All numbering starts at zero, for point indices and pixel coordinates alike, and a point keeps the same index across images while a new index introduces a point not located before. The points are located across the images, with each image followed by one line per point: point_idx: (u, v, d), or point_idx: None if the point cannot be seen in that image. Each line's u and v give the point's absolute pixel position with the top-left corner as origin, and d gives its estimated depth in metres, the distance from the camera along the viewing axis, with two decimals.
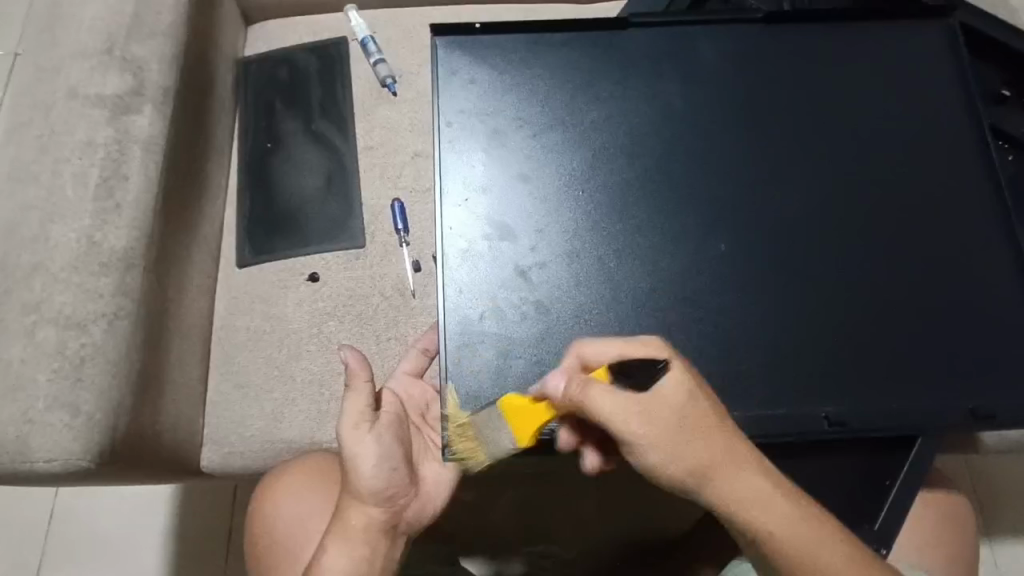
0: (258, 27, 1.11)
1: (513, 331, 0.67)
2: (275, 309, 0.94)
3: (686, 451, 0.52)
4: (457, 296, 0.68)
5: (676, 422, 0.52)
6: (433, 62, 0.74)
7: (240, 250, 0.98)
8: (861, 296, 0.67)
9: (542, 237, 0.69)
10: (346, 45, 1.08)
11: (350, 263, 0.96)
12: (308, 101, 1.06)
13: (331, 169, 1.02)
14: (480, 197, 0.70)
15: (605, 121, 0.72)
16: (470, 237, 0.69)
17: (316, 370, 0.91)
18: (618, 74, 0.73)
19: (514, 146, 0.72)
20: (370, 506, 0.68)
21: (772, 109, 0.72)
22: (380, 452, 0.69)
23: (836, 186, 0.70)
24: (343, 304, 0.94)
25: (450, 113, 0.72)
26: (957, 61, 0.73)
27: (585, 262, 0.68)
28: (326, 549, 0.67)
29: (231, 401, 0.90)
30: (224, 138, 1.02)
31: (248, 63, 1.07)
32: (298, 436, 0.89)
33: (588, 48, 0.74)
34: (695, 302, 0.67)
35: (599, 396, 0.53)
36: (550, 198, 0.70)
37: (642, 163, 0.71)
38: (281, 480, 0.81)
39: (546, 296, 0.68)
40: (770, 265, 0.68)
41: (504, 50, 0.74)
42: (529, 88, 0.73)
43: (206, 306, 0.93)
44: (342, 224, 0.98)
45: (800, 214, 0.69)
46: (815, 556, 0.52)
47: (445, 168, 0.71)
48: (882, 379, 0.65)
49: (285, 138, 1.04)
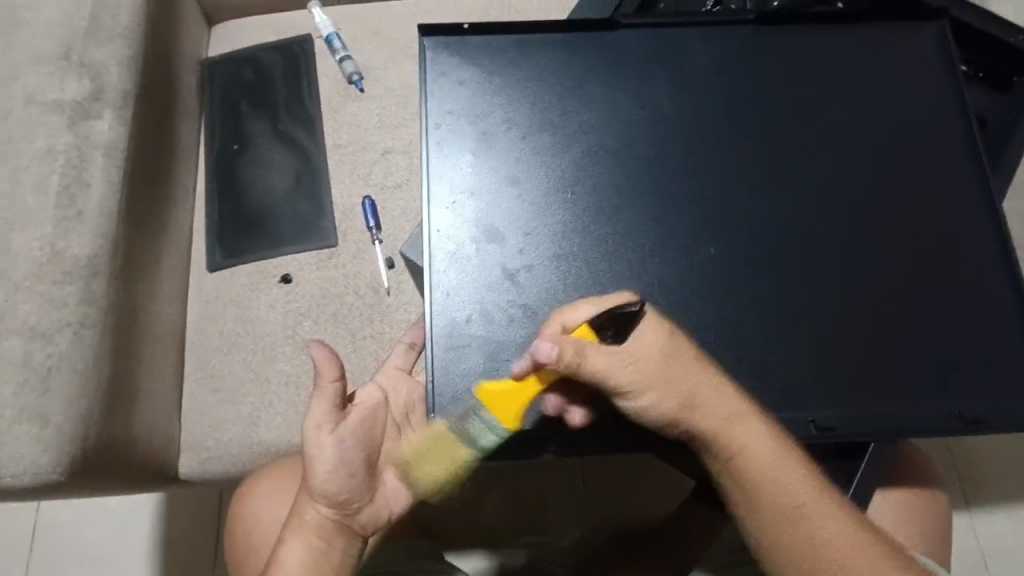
0: (221, 27, 1.10)
1: (501, 334, 0.67)
2: (248, 312, 0.94)
3: (676, 385, 0.57)
4: (444, 299, 0.68)
5: (662, 361, 0.56)
6: (421, 58, 0.73)
7: (211, 254, 0.97)
8: (830, 279, 0.68)
9: (530, 239, 0.69)
10: (310, 42, 1.07)
11: (322, 263, 0.96)
12: (274, 101, 1.05)
13: (300, 169, 1.01)
14: (469, 199, 0.70)
15: (594, 122, 0.72)
16: (458, 239, 0.69)
17: (293, 371, 0.91)
18: (608, 74, 0.73)
19: (502, 148, 0.71)
20: (320, 507, 0.68)
21: (750, 104, 0.72)
22: (338, 458, 0.68)
23: (806, 175, 0.71)
24: (318, 305, 0.94)
25: (437, 115, 0.72)
26: (918, 48, 0.74)
27: (573, 264, 0.68)
28: (283, 547, 0.68)
29: (208, 406, 0.89)
30: (192, 141, 1.01)
31: (213, 65, 1.06)
32: (275, 438, 0.88)
33: (575, 49, 0.74)
34: (682, 304, 0.67)
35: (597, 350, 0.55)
36: (537, 200, 0.70)
37: (631, 165, 0.71)
38: (259, 484, 0.81)
39: (533, 299, 0.68)
40: (753, 263, 0.68)
41: (492, 51, 0.74)
42: (518, 90, 0.73)
43: (178, 312, 0.92)
44: (314, 224, 0.98)
45: (779, 211, 0.70)
46: (778, 478, 0.58)
47: (432, 169, 0.71)
48: (849, 359, 0.66)
49: (253, 138, 1.03)
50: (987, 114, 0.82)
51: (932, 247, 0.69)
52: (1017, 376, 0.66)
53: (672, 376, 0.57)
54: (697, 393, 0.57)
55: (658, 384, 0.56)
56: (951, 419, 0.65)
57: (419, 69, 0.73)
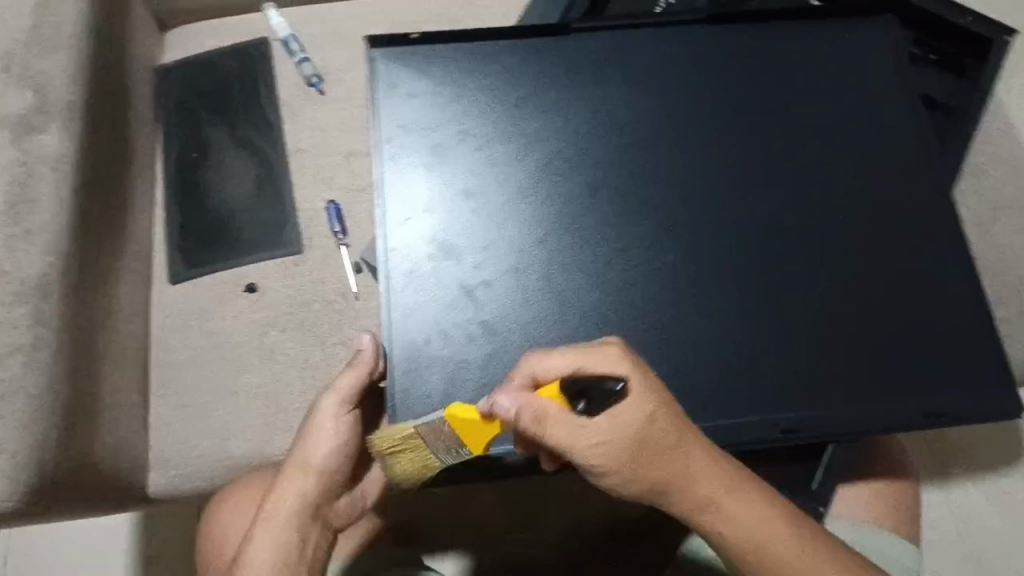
0: (176, 31, 1.07)
1: (461, 353, 0.66)
2: (213, 324, 0.92)
3: (645, 471, 0.55)
4: (402, 319, 0.67)
5: (633, 443, 0.54)
6: (370, 73, 0.73)
7: (172, 266, 0.95)
8: (791, 272, 0.68)
9: (487, 255, 0.69)
10: (266, 45, 1.05)
11: (287, 270, 0.94)
12: (232, 107, 1.02)
13: (261, 175, 0.99)
14: (423, 217, 0.70)
15: (549, 130, 0.71)
16: (414, 257, 0.69)
17: (262, 382, 0.89)
18: (561, 81, 0.72)
19: (456, 162, 0.71)
20: (310, 486, 0.68)
21: (708, 102, 0.72)
22: (341, 438, 0.70)
23: (766, 172, 0.71)
24: (285, 313, 0.92)
25: (389, 130, 0.72)
26: (869, 34, 0.75)
27: (532, 278, 0.68)
28: (256, 532, 0.66)
29: (175, 421, 0.87)
30: (147, 151, 0.98)
31: (168, 72, 1.04)
32: (246, 451, 0.86)
33: (527, 55, 0.73)
34: (642, 311, 0.67)
35: (557, 423, 0.53)
36: (494, 214, 0.70)
37: (587, 173, 0.71)
38: (229, 499, 0.80)
39: (493, 316, 0.67)
40: (714, 264, 0.68)
41: (442, 62, 0.73)
42: (470, 102, 0.72)
43: (140, 327, 0.90)
44: (277, 231, 0.96)
45: (738, 210, 0.70)
46: (769, 553, 0.57)
47: (385, 188, 0.70)
48: (813, 348, 0.66)
49: (211, 145, 1.00)
50: (945, 99, 0.81)
51: (890, 230, 0.70)
52: (977, 356, 0.67)
53: (639, 451, 0.54)
54: (673, 475, 0.56)
55: (625, 468, 0.55)
56: (915, 414, 0.65)
57: (367, 84, 0.72)
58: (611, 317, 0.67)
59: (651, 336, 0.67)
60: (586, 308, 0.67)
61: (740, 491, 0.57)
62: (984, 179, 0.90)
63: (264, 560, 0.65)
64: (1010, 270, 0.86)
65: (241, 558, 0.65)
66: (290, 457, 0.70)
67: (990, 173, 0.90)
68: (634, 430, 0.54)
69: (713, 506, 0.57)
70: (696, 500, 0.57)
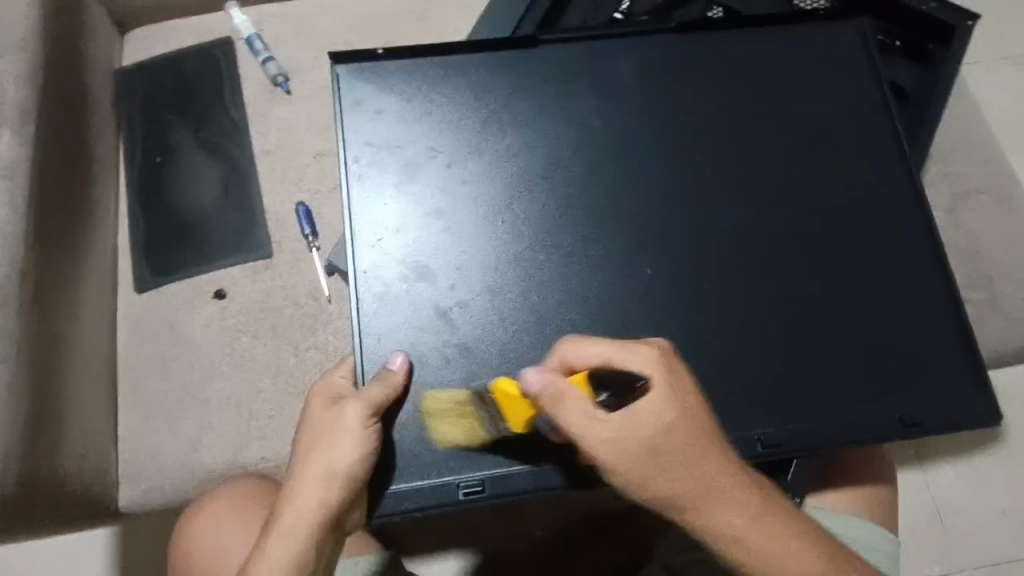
0: (136, 32, 1.04)
1: (436, 376, 0.65)
2: (182, 332, 0.89)
3: (665, 487, 0.52)
4: (376, 342, 0.66)
5: (651, 448, 0.51)
6: (336, 88, 0.72)
7: (138, 274, 0.92)
8: (763, 272, 0.68)
9: (461, 274, 0.68)
10: (231, 45, 1.02)
11: (257, 275, 0.92)
12: (196, 108, 1.00)
13: (228, 178, 0.97)
14: (395, 237, 0.69)
15: (520, 146, 0.71)
16: (386, 280, 0.68)
17: (233, 390, 0.87)
18: (529, 96, 0.72)
19: (427, 180, 0.70)
20: (334, 495, 0.58)
21: (680, 110, 0.72)
22: (363, 450, 0.60)
23: (740, 179, 0.71)
24: (255, 319, 0.90)
25: (357, 148, 0.71)
26: (832, 24, 0.75)
27: (506, 296, 0.67)
28: (271, 537, 0.57)
29: (145, 433, 0.85)
30: (109, 156, 0.96)
31: (130, 74, 1.01)
32: (219, 460, 0.84)
33: (496, 69, 0.73)
34: (618, 326, 0.66)
35: (574, 407, 0.52)
36: (467, 232, 0.69)
37: (560, 188, 0.70)
38: (202, 511, 0.78)
39: (469, 337, 0.66)
40: (690, 277, 0.68)
41: (410, 78, 0.73)
42: (440, 118, 0.72)
43: (106, 336, 0.88)
44: (246, 235, 0.94)
45: (711, 219, 0.69)
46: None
47: (354, 207, 0.69)
48: (787, 346, 0.66)
49: (175, 148, 0.98)
50: (909, 86, 0.81)
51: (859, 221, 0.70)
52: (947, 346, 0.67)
53: (655, 459, 0.51)
54: (693, 498, 0.52)
55: (642, 477, 0.52)
56: (896, 423, 0.65)
57: (334, 100, 0.72)
58: (588, 334, 0.66)
59: None
60: (562, 326, 0.66)
61: (764, 521, 0.53)
62: (951, 165, 0.91)
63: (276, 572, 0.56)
64: (979, 255, 0.87)
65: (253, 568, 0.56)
66: (308, 459, 0.59)
67: (957, 158, 0.91)
68: (649, 437, 0.51)
69: (739, 541, 0.53)
70: (723, 532, 0.52)
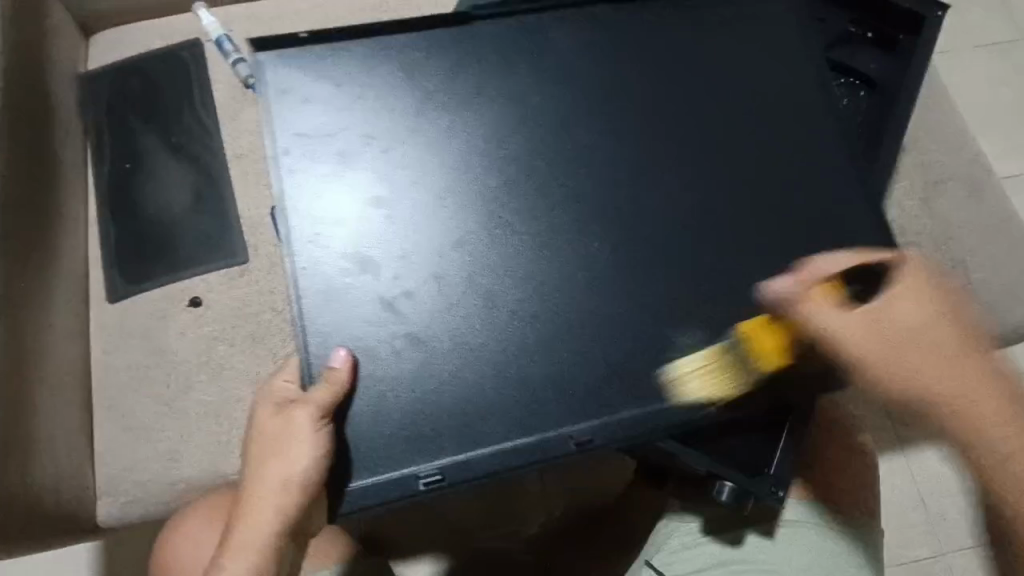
0: (99, 36, 1.01)
1: (388, 376, 0.60)
2: (156, 342, 0.88)
3: (957, 373, 0.59)
4: (320, 344, 0.60)
5: (919, 333, 0.59)
6: (256, 75, 0.66)
7: (109, 283, 0.90)
8: (737, 251, 0.64)
9: (408, 265, 0.63)
10: (200, 45, 1.00)
11: (232, 282, 0.91)
12: (165, 112, 0.98)
13: (199, 183, 0.95)
14: (334, 229, 0.63)
15: (465, 122, 0.66)
16: (327, 277, 0.62)
17: (211, 399, 0.86)
18: (471, 69, 0.67)
19: (365, 166, 0.65)
20: (287, 504, 0.62)
21: (638, 81, 0.68)
22: (314, 456, 0.58)
23: (705, 153, 0.66)
24: (231, 326, 0.89)
25: (284, 137, 0.65)
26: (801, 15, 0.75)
27: (459, 284, 0.62)
28: (226, 550, 0.63)
29: (121, 446, 0.84)
30: (75, 163, 0.94)
31: (95, 78, 0.99)
32: (199, 472, 0.83)
33: (433, 42, 0.68)
34: (581, 311, 0.62)
35: (819, 308, 0.58)
36: (412, 218, 0.64)
37: (510, 167, 0.65)
38: (183, 525, 0.77)
39: (421, 330, 0.61)
40: (656, 253, 0.64)
41: (335, 59, 0.67)
42: (375, 97, 0.66)
43: (77, 348, 0.86)
44: (219, 241, 0.92)
45: (675, 197, 0.65)
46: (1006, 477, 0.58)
47: (287, 201, 0.64)
48: None
49: (143, 154, 0.96)
50: (874, 74, 0.80)
51: None
52: None
53: (915, 341, 0.59)
54: (969, 387, 0.58)
55: (917, 362, 0.59)
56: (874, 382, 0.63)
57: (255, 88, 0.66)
58: (551, 320, 0.62)
59: (594, 339, 0.61)
60: (521, 312, 0.62)
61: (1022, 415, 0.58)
62: (923, 154, 0.92)
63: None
64: (952, 243, 0.88)
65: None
66: (266, 469, 0.63)
67: (930, 147, 0.92)
68: (917, 322, 0.59)
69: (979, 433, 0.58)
70: (965, 417, 0.58)
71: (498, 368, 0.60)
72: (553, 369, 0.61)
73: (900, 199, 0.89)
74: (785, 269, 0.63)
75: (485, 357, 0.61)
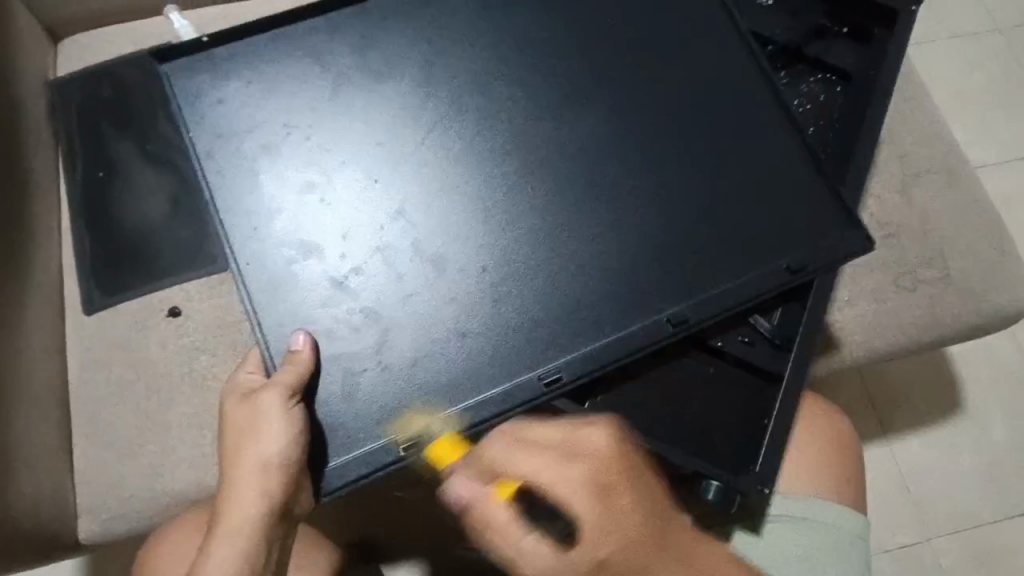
0: (69, 40, 0.99)
1: (345, 345, 0.64)
2: (136, 354, 0.86)
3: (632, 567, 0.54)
4: (277, 330, 0.65)
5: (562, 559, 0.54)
6: (170, 93, 0.70)
7: (85, 294, 0.89)
8: (658, 204, 0.69)
9: (348, 242, 0.67)
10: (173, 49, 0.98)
11: (212, 290, 0.89)
12: (140, 119, 0.95)
13: (176, 190, 0.92)
14: (271, 221, 0.68)
15: (373, 102, 0.71)
16: (278, 265, 0.66)
17: (193, 411, 0.84)
18: (374, 50, 0.72)
19: (289, 155, 0.69)
20: (271, 487, 0.61)
21: (542, 57, 0.73)
22: (287, 435, 0.60)
23: (614, 118, 0.71)
24: (212, 335, 0.88)
25: (208, 143, 0.69)
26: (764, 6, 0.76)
27: (398, 249, 0.67)
28: (214, 538, 0.62)
29: (102, 462, 0.82)
30: (47, 172, 0.92)
31: (64, 84, 0.95)
32: (183, 485, 0.82)
33: (338, 29, 0.73)
34: (511, 258, 0.67)
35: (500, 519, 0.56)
36: (345, 196, 0.68)
37: (426, 138, 0.70)
38: (164, 543, 0.76)
39: (370, 299, 0.66)
40: (578, 199, 0.69)
41: (237, 60, 0.72)
42: (287, 87, 0.71)
43: (55, 362, 0.84)
44: (198, 249, 0.91)
45: (587, 152, 0.70)
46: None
47: (222, 205, 0.68)
48: (701, 271, 0.67)
49: (118, 163, 0.93)
50: (851, 69, 0.80)
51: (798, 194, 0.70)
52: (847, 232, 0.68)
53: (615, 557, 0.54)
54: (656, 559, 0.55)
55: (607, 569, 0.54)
56: (782, 273, 0.67)
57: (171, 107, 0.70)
58: (492, 269, 0.67)
59: (531, 287, 0.66)
60: (462, 267, 0.67)
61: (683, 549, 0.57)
62: (901, 146, 0.92)
63: (225, 567, 0.61)
64: (933, 234, 0.89)
65: (201, 569, 0.61)
66: (242, 457, 0.63)
67: (906, 140, 0.93)
68: (599, 537, 0.54)
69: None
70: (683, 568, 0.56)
71: (448, 320, 0.65)
72: (495, 318, 0.66)
73: (878, 192, 0.90)
74: (705, 211, 0.69)
75: (430, 310, 0.66)
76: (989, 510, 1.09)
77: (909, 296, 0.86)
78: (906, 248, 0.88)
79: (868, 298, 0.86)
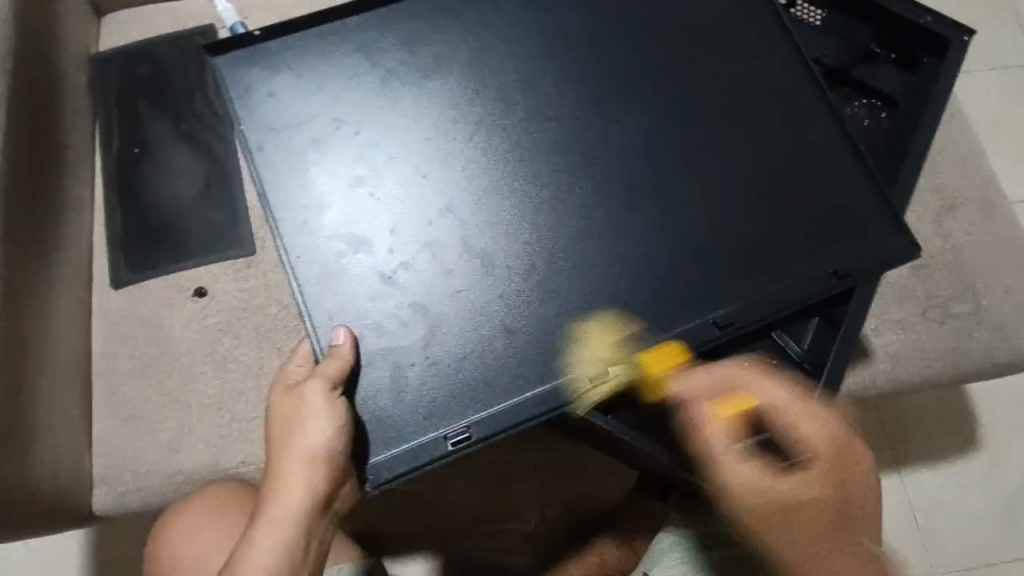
0: (112, 18, 1.00)
1: (394, 339, 0.65)
2: (160, 331, 0.87)
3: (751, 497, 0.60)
4: (326, 323, 0.65)
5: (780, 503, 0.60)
6: (222, 84, 0.71)
7: (115, 270, 0.90)
8: (705, 214, 0.68)
9: (396, 236, 0.67)
10: (213, 32, 0.99)
11: (239, 273, 0.90)
12: (177, 100, 0.96)
13: (209, 172, 0.94)
14: (321, 213, 0.68)
15: (421, 97, 0.71)
16: (330, 258, 0.67)
17: (214, 391, 0.85)
18: (423, 46, 0.73)
19: (339, 148, 0.70)
20: (317, 479, 0.63)
21: (591, 62, 0.72)
22: (331, 430, 0.61)
23: (663, 125, 0.71)
24: (237, 318, 0.88)
25: (260, 135, 0.70)
26: None
27: (447, 245, 0.67)
28: (258, 530, 0.64)
29: (119, 436, 0.83)
30: (85, 146, 0.93)
31: (107, 60, 0.97)
32: (199, 465, 0.82)
33: (388, 24, 0.73)
34: (559, 259, 0.67)
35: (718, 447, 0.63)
36: (395, 190, 0.69)
37: (477, 136, 0.70)
38: (179, 517, 0.77)
39: (419, 293, 0.66)
40: (627, 206, 0.68)
41: (288, 53, 0.72)
42: (336, 80, 0.71)
43: (80, 336, 0.85)
44: (227, 232, 0.92)
45: (637, 158, 0.70)
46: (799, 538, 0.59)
47: (273, 198, 0.68)
48: (747, 284, 0.66)
49: (153, 141, 0.95)
50: (895, 94, 0.80)
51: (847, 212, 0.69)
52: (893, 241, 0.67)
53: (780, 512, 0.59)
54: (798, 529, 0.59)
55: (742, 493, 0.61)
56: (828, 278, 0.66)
57: (222, 98, 0.71)
58: (541, 270, 0.67)
59: (579, 291, 0.66)
60: (511, 265, 0.67)
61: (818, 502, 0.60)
62: (937, 175, 0.91)
63: (269, 556, 0.62)
64: (966, 267, 0.88)
65: (246, 558, 0.63)
66: (287, 451, 0.64)
67: (943, 169, 0.92)
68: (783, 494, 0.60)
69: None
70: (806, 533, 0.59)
71: (495, 319, 0.65)
72: (542, 319, 0.65)
73: (913, 221, 0.89)
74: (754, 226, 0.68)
75: (477, 307, 0.66)
76: (997, 549, 1.07)
77: (937, 328, 0.85)
78: (937, 280, 0.87)
79: (894, 328, 0.86)
